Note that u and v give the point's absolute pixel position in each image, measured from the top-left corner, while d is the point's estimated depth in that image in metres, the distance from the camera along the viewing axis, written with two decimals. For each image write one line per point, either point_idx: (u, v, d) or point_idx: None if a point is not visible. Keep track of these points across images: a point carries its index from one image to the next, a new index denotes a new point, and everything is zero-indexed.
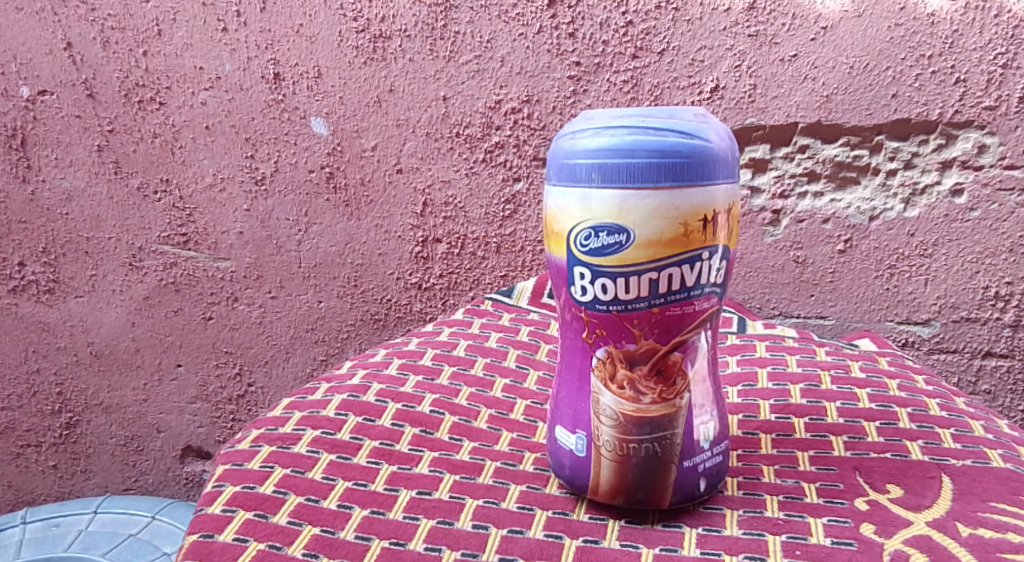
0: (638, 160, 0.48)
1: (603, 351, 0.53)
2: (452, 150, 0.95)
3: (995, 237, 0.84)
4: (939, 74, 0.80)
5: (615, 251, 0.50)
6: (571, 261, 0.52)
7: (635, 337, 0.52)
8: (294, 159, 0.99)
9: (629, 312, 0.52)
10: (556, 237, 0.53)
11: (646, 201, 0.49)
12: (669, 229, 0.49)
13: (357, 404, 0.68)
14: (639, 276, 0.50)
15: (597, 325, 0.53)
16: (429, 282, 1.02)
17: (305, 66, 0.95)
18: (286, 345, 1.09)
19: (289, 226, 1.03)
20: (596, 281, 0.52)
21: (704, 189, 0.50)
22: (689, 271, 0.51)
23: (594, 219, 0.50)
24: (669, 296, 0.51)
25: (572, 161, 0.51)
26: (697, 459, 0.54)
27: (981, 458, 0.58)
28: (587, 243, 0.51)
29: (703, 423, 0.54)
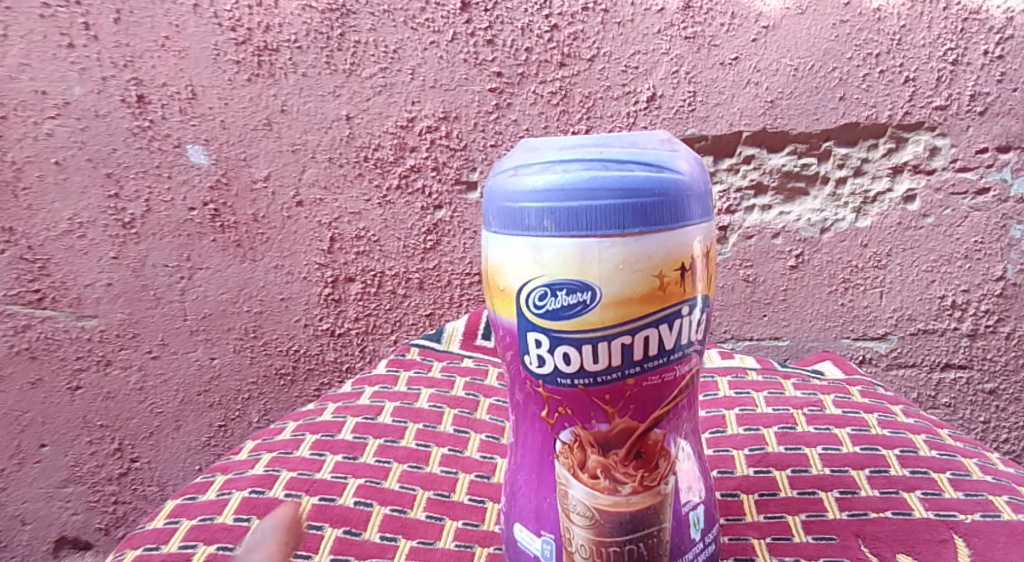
0: (599, 201, 0.39)
1: (569, 434, 0.44)
2: (361, 176, 0.82)
3: (950, 243, 0.79)
4: (888, 74, 0.74)
5: (578, 313, 0.40)
6: (523, 325, 0.42)
7: (608, 415, 0.43)
8: (168, 195, 0.84)
9: (598, 385, 0.42)
10: (502, 296, 0.43)
11: (612, 251, 0.39)
12: (642, 283, 0.40)
13: (262, 504, 0.57)
14: (608, 342, 0.41)
15: (560, 403, 0.43)
16: (343, 328, 0.88)
17: (175, 86, 0.80)
18: (176, 412, 0.93)
19: (168, 275, 0.87)
20: (556, 350, 0.42)
21: (680, 232, 0.40)
22: (668, 331, 0.41)
23: (548, 275, 0.40)
24: (646, 363, 0.42)
25: (517, 204, 0.41)
26: (689, 555, 0.45)
27: (989, 509, 0.51)
28: (541, 304, 0.41)
29: (692, 510, 0.45)
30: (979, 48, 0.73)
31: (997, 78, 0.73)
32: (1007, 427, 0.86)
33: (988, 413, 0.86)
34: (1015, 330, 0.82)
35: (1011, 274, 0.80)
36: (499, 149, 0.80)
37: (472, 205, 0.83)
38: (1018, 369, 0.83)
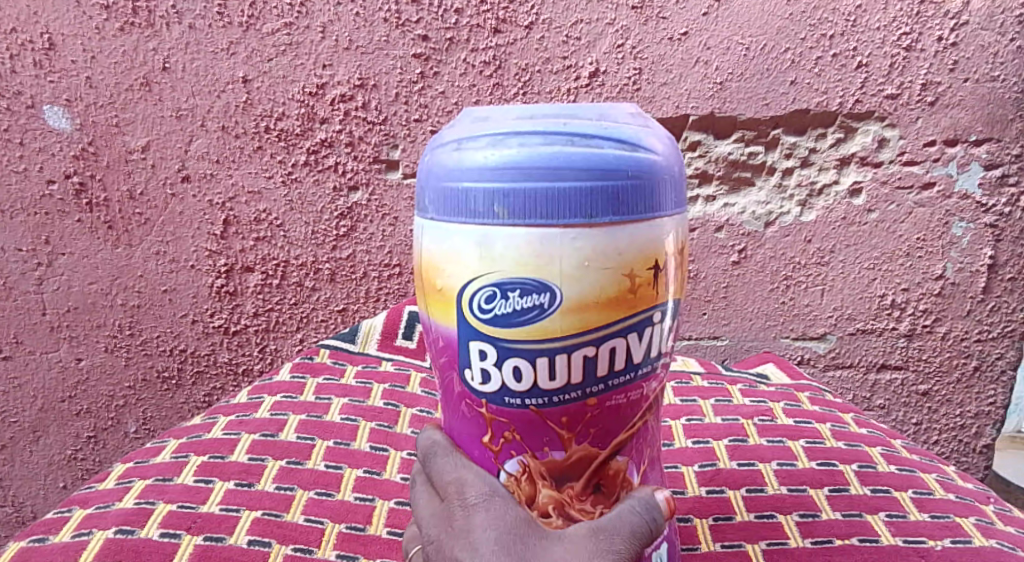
0: (562, 183, 0.32)
1: (516, 464, 0.37)
2: (261, 150, 0.71)
3: (893, 240, 0.77)
4: (841, 58, 0.70)
5: (532, 319, 0.33)
6: (464, 333, 0.35)
7: (564, 442, 0.36)
8: (21, 165, 0.70)
9: (554, 406, 0.35)
10: (439, 297, 0.35)
11: (577, 244, 0.33)
12: (610, 284, 0.33)
13: (129, 547, 0.46)
14: (568, 353, 0.34)
15: (507, 427, 0.36)
16: (239, 325, 0.77)
17: (27, 32, 0.66)
18: (32, 422, 0.79)
19: (22, 260, 0.73)
20: (505, 364, 0.35)
21: (653, 223, 0.34)
22: (637, 342, 0.35)
23: (497, 273, 0.33)
24: (610, 380, 0.35)
25: (462, 185, 0.34)
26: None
27: (960, 535, 0.48)
28: (488, 307, 0.34)
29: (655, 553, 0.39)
30: (933, 35, 0.69)
31: (950, 67, 0.70)
32: (938, 429, 0.85)
33: (920, 415, 0.84)
34: (952, 331, 0.80)
35: (951, 273, 0.77)
36: (424, 123, 0.71)
37: (391, 187, 0.73)
38: (952, 370, 0.82)
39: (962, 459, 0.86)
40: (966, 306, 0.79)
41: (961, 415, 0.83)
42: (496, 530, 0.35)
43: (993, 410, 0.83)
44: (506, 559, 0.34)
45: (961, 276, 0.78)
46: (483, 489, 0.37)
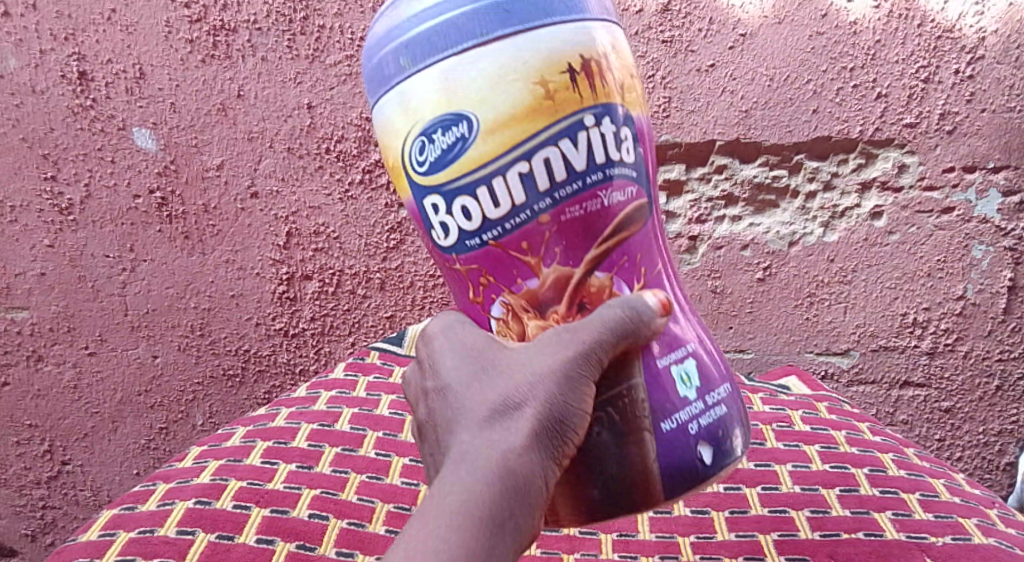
0: (449, 13, 0.33)
1: (501, 306, 0.38)
2: (322, 169, 0.78)
3: (914, 261, 0.80)
4: (860, 89, 0.74)
5: (460, 153, 0.34)
6: (416, 193, 0.37)
7: (534, 268, 0.36)
8: (111, 181, 0.78)
9: (506, 236, 0.35)
10: (391, 171, 0.37)
11: (479, 66, 0.33)
12: (524, 94, 0.33)
13: (208, 515, 0.53)
14: (502, 177, 0.34)
15: (480, 272, 0.37)
16: (297, 328, 0.84)
17: (121, 64, 0.75)
18: (112, 413, 0.88)
19: (108, 266, 0.82)
20: (454, 208, 0.36)
21: (556, 30, 0.33)
22: (572, 149, 0.34)
23: (420, 120, 0.34)
24: (556, 193, 0.34)
25: (378, 55, 0.36)
26: (682, 415, 0.36)
27: (961, 532, 0.51)
28: (423, 158, 0.35)
29: (675, 363, 0.37)
30: (951, 67, 0.73)
31: (966, 98, 0.74)
32: (961, 446, 0.87)
33: (943, 431, 0.86)
34: (973, 350, 0.82)
35: (971, 293, 0.80)
36: None
37: None
38: (974, 389, 0.84)
39: (985, 476, 0.88)
40: (986, 326, 0.81)
41: (984, 432, 0.86)
42: (454, 350, 0.38)
43: (1015, 428, 0.85)
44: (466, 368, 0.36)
45: (981, 296, 0.80)
46: (443, 322, 0.40)
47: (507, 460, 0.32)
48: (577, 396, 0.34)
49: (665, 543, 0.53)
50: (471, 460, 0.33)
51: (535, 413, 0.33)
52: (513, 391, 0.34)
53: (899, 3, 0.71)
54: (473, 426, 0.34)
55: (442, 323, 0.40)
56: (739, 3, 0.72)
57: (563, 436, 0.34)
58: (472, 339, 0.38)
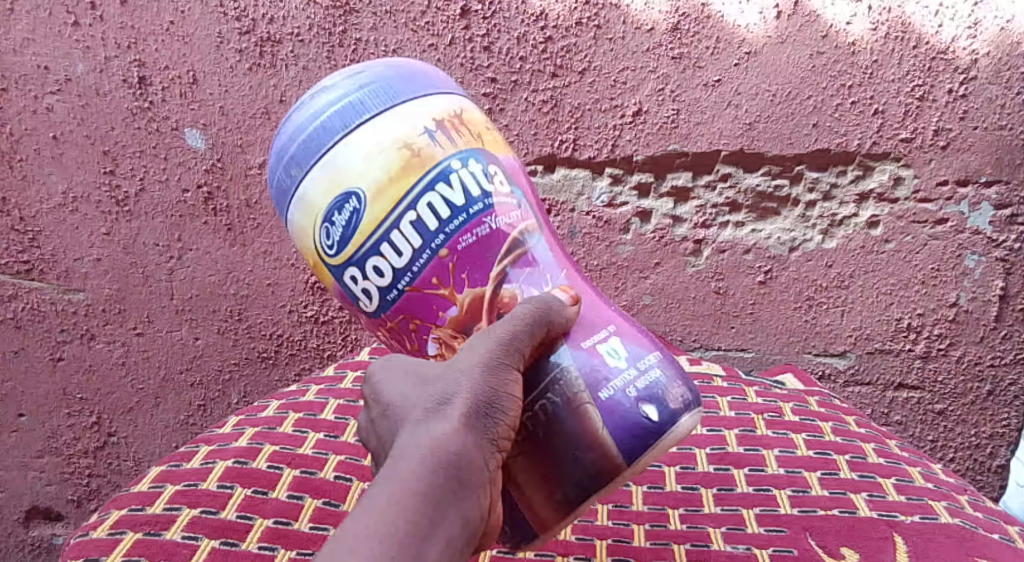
0: (315, 124, 0.41)
1: (435, 340, 0.44)
2: None
3: (909, 269, 0.84)
4: (859, 105, 0.79)
5: (357, 224, 0.41)
6: (336, 272, 0.43)
7: (449, 297, 0.43)
8: (163, 176, 0.86)
9: (414, 277, 0.42)
10: (313, 262, 0.44)
11: (350, 152, 0.40)
12: (393, 159, 0.40)
13: (245, 473, 0.60)
14: (397, 230, 0.41)
15: (407, 317, 0.44)
16: (327, 316, 0.90)
17: (176, 70, 0.82)
18: (155, 389, 0.96)
19: (158, 253, 0.89)
20: (367, 271, 0.42)
21: (401, 108, 0.41)
22: (447, 190, 0.41)
23: (320, 209, 0.41)
24: (445, 229, 0.41)
25: (275, 180, 0.44)
26: (616, 383, 0.41)
27: (928, 513, 0.56)
28: (332, 239, 0.42)
29: (599, 343, 0.42)
30: (944, 86, 0.77)
31: (960, 115, 0.78)
32: (953, 447, 0.91)
33: (936, 432, 0.90)
34: (966, 355, 0.86)
35: (964, 301, 0.84)
36: None
37: None
38: (966, 392, 0.88)
39: (977, 476, 0.92)
40: (979, 332, 0.85)
41: (976, 435, 0.89)
42: (388, 366, 0.42)
43: (1006, 432, 0.88)
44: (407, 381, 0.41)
45: (974, 304, 0.84)
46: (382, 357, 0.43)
47: (441, 445, 0.37)
48: (500, 381, 0.39)
49: (656, 513, 0.59)
50: (406, 448, 0.37)
51: (464, 401, 0.38)
52: (444, 386, 0.39)
53: (896, 25, 0.76)
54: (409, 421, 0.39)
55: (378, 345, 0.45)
56: (745, 23, 0.78)
57: (494, 417, 0.39)
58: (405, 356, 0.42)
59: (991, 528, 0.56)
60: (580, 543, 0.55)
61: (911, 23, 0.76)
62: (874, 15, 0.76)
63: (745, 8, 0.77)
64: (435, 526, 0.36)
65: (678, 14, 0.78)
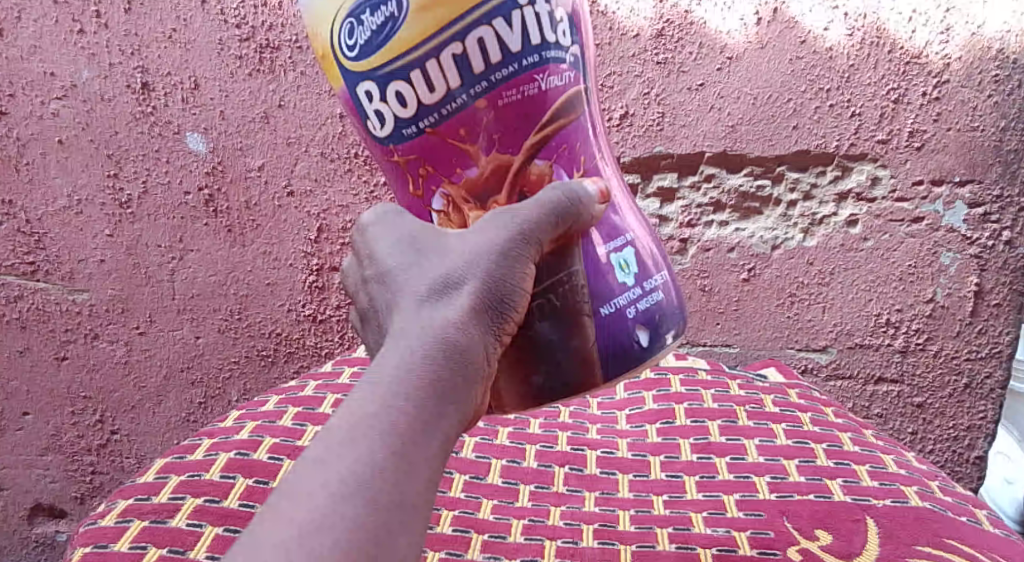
0: None
1: (441, 198, 0.42)
2: (350, 172, 0.87)
3: (887, 266, 0.87)
4: (837, 108, 0.82)
5: (391, 33, 0.37)
6: (351, 79, 0.40)
7: (472, 156, 0.41)
8: (166, 179, 0.89)
9: (441, 121, 0.39)
10: (325, 58, 0.41)
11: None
12: None
13: (247, 464, 0.62)
14: (436, 58, 0.38)
15: (419, 162, 0.41)
16: (324, 314, 0.93)
17: (178, 76, 0.85)
18: (157, 387, 0.98)
19: (160, 254, 0.92)
20: (389, 93, 0.39)
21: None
22: (505, 28, 0.38)
23: (352, 2, 0.38)
24: (489, 75, 0.38)
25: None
26: (619, 301, 0.43)
27: (900, 496, 0.58)
28: (355, 43, 0.38)
29: (616, 254, 0.43)
30: (919, 90, 0.80)
31: (933, 117, 0.81)
32: (932, 439, 0.93)
33: (916, 425, 0.93)
34: (943, 349, 0.89)
35: (940, 297, 0.87)
36: None
37: None
38: (944, 385, 0.91)
39: (956, 468, 0.94)
40: (955, 327, 0.88)
41: (954, 427, 0.92)
42: (389, 239, 0.41)
43: (984, 424, 0.91)
44: (405, 251, 0.40)
45: (950, 300, 0.87)
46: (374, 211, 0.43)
47: (451, 333, 0.36)
48: (515, 275, 0.38)
49: (641, 500, 0.61)
50: (412, 332, 0.36)
51: (474, 289, 0.38)
52: (454, 270, 0.38)
53: (871, 32, 0.79)
54: (414, 301, 0.38)
55: (375, 211, 0.43)
56: (727, 29, 0.81)
57: (502, 310, 0.38)
58: (408, 223, 0.41)
59: (961, 510, 0.57)
60: (567, 528, 0.57)
61: (885, 29, 0.79)
62: (850, 21, 0.79)
63: (726, 16, 0.80)
64: (439, 412, 0.35)
65: (663, 21, 0.81)
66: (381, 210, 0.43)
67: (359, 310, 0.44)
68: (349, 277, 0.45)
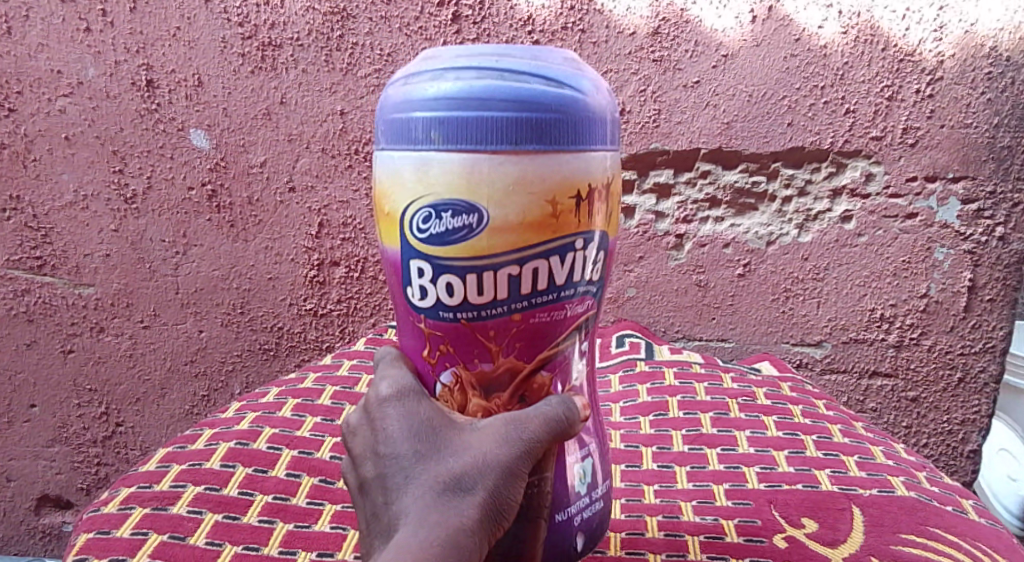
0: (487, 116, 0.40)
1: (450, 376, 0.48)
2: (351, 168, 0.88)
3: (881, 261, 0.88)
4: (831, 105, 0.83)
5: (463, 238, 0.43)
6: (407, 251, 0.45)
7: (491, 354, 0.46)
8: (169, 174, 0.90)
9: (482, 319, 0.45)
10: (389, 219, 0.45)
11: (503, 172, 0.41)
12: (534, 209, 0.42)
13: (246, 453, 0.63)
14: (493, 270, 0.44)
15: (444, 341, 0.47)
16: (325, 308, 0.94)
17: (182, 74, 0.86)
18: (161, 380, 1.00)
19: (164, 249, 0.93)
20: (441, 281, 0.44)
21: (573, 157, 0.42)
22: (558, 264, 0.44)
23: (435, 196, 0.42)
24: (532, 297, 0.45)
25: (408, 116, 0.42)
26: (572, 509, 0.49)
27: (886, 486, 0.59)
28: (426, 227, 0.43)
29: (578, 465, 0.49)
30: (912, 86, 0.81)
31: (927, 114, 0.82)
32: (927, 432, 0.94)
33: (910, 419, 0.94)
34: (937, 344, 0.90)
35: (934, 292, 0.88)
36: None
37: None
38: (938, 379, 0.91)
39: (951, 462, 0.95)
40: (949, 322, 0.89)
41: (949, 421, 0.93)
42: (408, 424, 0.45)
43: (978, 418, 0.92)
44: (420, 442, 0.44)
45: (944, 295, 0.88)
46: (393, 385, 0.47)
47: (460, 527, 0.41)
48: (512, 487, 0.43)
49: (632, 489, 0.62)
50: (430, 526, 0.40)
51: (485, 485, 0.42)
52: (468, 471, 0.42)
53: (865, 29, 0.80)
54: (431, 493, 0.42)
55: (397, 389, 0.47)
56: (721, 28, 0.82)
57: (499, 517, 0.43)
58: (427, 413, 0.45)
59: (947, 500, 0.58)
60: None
61: (879, 26, 0.80)
62: (844, 19, 0.80)
63: (721, 14, 0.81)
64: None
65: (658, 19, 0.82)
66: (402, 388, 0.47)
67: (358, 479, 0.46)
68: (354, 426, 0.48)
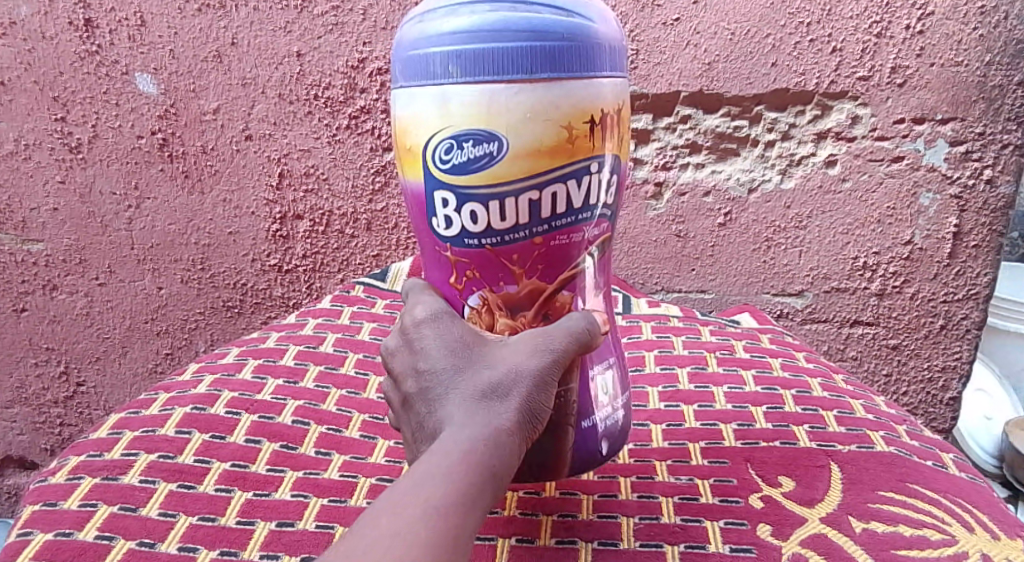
0: (502, 43, 0.37)
1: (477, 298, 0.45)
2: (310, 114, 0.83)
3: (864, 208, 0.85)
4: (817, 43, 0.78)
5: (484, 167, 0.40)
6: (429, 184, 0.42)
7: (516, 277, 0.43)
8: (116, 122, 0.85)
9: (505, 246, 0.42)
10: (409, 154, 0.42)
11: (520, 99, 0.38)
12: (553, 134, 0.39)
13: (204, 418, 0.60)
14: (515, 198, 0.40)
15: (469, 265, 0.44)
16: (290, 264, 0.90)
17: (123, 12, 0.80)
18: (121, 339, 0.96)
19: (116, 202, 0.88)
20: (464, 210, 0.41)
21: (589, 82, 0.39)
22: (575, 188, 0.41)
23: (454, 128, 0.39)
24: (553, 222, 0.41)
25: (423, 52, 0.39)
26: (597, 418, 0.48)
27: (865, 442, 0.57)
28: (447, 158, 0.40)
29: (600, 377, 0.48)
30: (902, 23, 0.77)
31: (917, 52, 0.78)
32: (906, 381, 0.94)
33: (890, 367, 0.93)
34: (919, 292, 0.88)
35: (918, 239, 0.86)
36: None
37: None
38: (919, 327, 0.90)
39: (929, 409, 0.95)
40: (932, 269, 0.87)
41: (928, 368, 0.92)
42: (443, 341, 0.42)
43: (958, 365, 0.91)
44: (453, 357, 0.41)
45: (928, 242, 0.86)
46: (428, 310, 0.44)
47: None
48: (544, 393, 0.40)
49: None
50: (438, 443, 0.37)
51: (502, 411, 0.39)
52: (506, 378, 0.39)
53: None
54: (463, 402, 0.38)
55: (432, 312, 0.44)
56: None
57: (534, 421, 0.40)
58: (437, 339, 0.42)
59: (926, 455, 0.57)
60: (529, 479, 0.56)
61: None
62: None
63: None
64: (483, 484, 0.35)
65: None
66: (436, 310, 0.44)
67: (399, 397, 0.43)
68: (392, 347, 0.45)
